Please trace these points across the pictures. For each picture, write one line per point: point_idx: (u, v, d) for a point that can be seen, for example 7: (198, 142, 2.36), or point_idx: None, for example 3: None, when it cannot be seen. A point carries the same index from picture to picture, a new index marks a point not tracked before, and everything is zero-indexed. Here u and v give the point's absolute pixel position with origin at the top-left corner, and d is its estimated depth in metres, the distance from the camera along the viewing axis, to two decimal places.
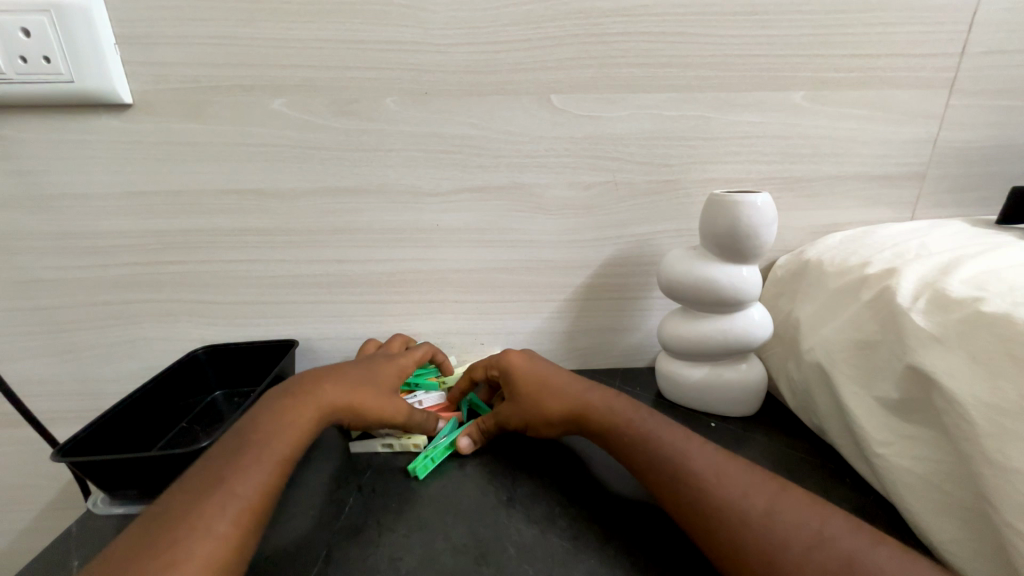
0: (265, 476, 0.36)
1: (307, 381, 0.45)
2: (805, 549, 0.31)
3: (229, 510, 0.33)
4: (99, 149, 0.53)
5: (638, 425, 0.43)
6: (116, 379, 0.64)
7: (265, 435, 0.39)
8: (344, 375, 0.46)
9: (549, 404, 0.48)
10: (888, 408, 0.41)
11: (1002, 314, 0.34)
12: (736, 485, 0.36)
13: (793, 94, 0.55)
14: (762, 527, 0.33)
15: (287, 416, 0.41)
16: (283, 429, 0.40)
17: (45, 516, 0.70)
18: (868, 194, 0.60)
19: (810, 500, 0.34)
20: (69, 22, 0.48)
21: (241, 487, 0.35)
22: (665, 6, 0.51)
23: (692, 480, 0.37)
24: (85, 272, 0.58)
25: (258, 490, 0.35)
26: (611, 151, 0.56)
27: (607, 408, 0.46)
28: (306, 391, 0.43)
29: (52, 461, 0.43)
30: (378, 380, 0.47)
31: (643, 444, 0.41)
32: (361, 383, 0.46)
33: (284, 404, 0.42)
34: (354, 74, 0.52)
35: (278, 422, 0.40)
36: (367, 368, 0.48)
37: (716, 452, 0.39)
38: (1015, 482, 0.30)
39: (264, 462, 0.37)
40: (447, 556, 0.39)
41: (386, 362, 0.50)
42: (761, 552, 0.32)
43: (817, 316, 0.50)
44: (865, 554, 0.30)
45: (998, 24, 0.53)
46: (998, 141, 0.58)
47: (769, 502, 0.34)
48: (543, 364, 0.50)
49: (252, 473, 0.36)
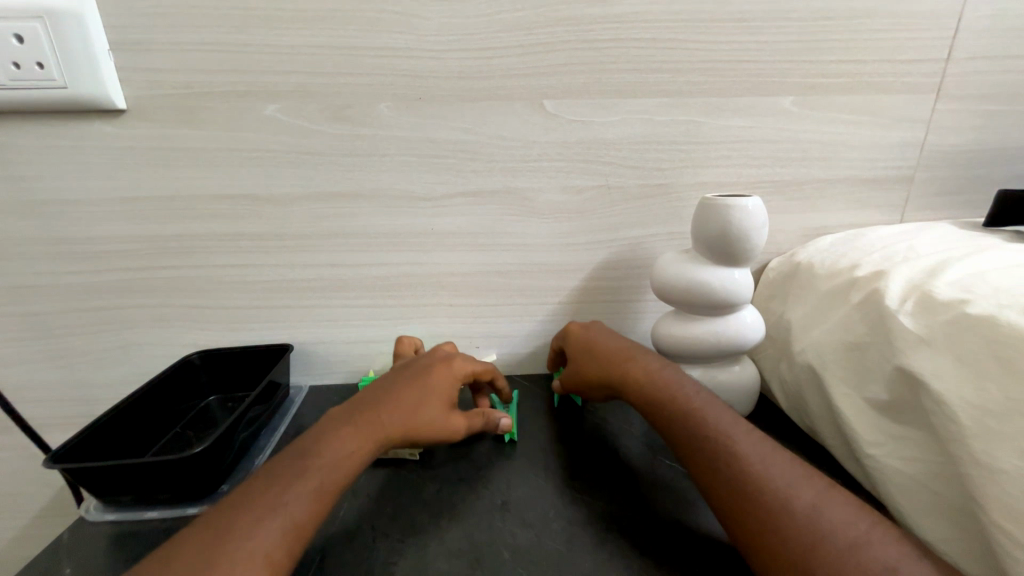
0: (318, 504, 0.36)
1: (367, 401, 0.44)
2: (845, 550, 0.31)
3: (281, 535, 0.33)
4: (92, 155, 0.53)
5: (683, 405, 0.43)
6: (108, 385, 0.64)
7: (326, 456, 0.39)
8: (403, 395, 0.45)
9: (590, 368, 0.52)
10: (878, 409, 0.41)
11: (988, 317, 0.35)
12: (780, 476, 0.36)
13: (783, 99, 0.56)
14: (808, 517, 0.33)
15: (351, 440, 0.40)
16: (350, 452, 0.40)
17: (36, 524, 0.70)
18: (858, 197, 0.60)
19: (852, 505, 0.34)
20: (61, 27, 0.48)
21: (293, 509, 0.35)
22: (655, 13, 0.52)
23: (736, 463, 0.38)
24: (77, 278, 0.58)
25: (309, 517, 0.35)
26: (603, 155, 0.57)
27: (645, 388, 0.46)
28: (370, 416, 0.43)
29: (43, 467, 0.43)
30: (432, 395, 0.46)
31: (683, 424, 0.42)
32: (418, 402, 0.45)
33: (346, 427, 0.41)
34: (348, 80, 0.53)
35: (341, 445, 0.40)
36: (420, 382, 0.47)
37: (763, 442, 0.39)
38: (1001, 482, 0.30)
39: (324, 490, 0.37)
40: (442, 560, 0.39)
41: (440, 373, 0.48)
42: (800, 544, 0.32)
43: (809, 318, 0.51)
44: (909, 563, 0.30)
45: (982, 30, 0.54)
46: (985, 143, 0.59)
47: (816, 496, 0.35)
48: (599, 331, 0.55)
49: (310, 497, 0.36)
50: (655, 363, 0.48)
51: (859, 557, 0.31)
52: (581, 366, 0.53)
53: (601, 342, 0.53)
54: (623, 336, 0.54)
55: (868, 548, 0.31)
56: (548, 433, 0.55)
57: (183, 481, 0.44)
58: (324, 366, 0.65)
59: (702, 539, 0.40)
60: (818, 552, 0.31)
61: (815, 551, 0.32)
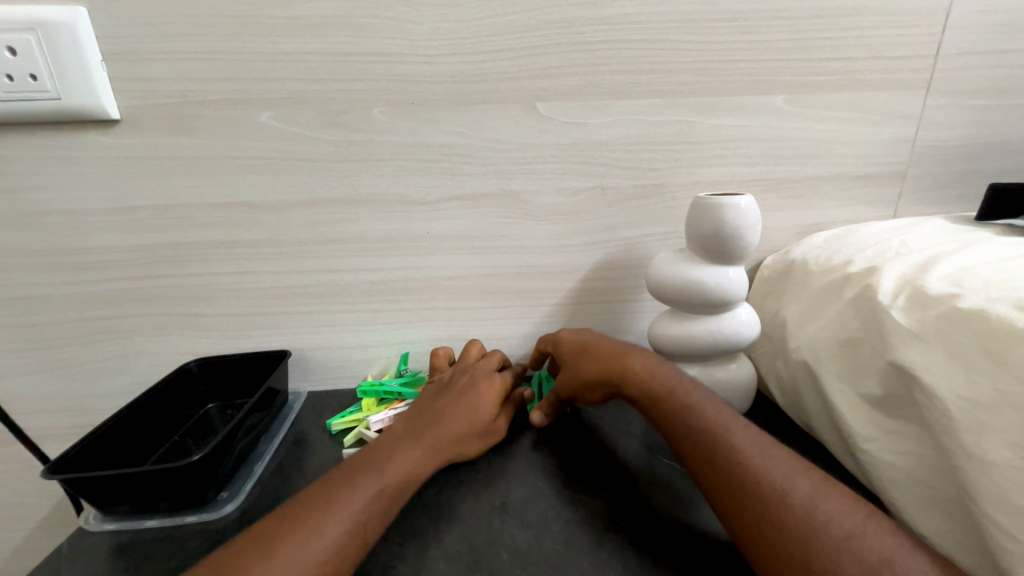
0: (382, 521, 0.37)
1: (423, 421, 0.46)
2: (842, 543, 0.31)
3: (351, 547, 0.34)
4: (87, 165, 0.53)
5: (680, 403, 0.43)
6: (106, 395, 0.64)
7: (390, 472, 0.40)
8: (457, 416, 0.47)
9: (585, 367, 0.51)
10: (872, 403, 0.41)
11: (978, 310, 0.35)
12: (777, 471, 0.36)
13: (775, 97, 0.56)
14: (804, 512, 0.33)
15: (413, 460, 0.42)
16: (414, 471, 0.41)
17: (36, 535, 0.70)
18: (851, 193, 0.61)
19: (846, 498, 0.35)
20: (55, 39, 0.48)
21: (363, 523, 0.36)
22: (646, 14, 0.52)
23: (733, 458, 0.38)
24: (75, 288, 0.58)
25: (375, 532, 0.37)
26: (597, 157, 0.57)
27: (641, 387, 0.46)
28: (431, 438, 0.44)
29: (42, 478, 0.43)
30: (482, 413, 0.49)
31: (681, 420, 0.42)
32: (472, 423, 0.48)
33: (406, 446, 0.43)
34: (341, 86, 0.53)
35: (400, 461, 0.41)
36: (471, 403, 0.49)
37: (757, 436, 0.40)
38: (992, 474, 0.31)
39: (390, 505, 0.38)
40: (441, 562, 0.39)
41: (487, 393, 0.51)
42: (798, 537, 0.32)
43: (804, 314, 0.51)
44: (903, 554, 0.31)
45: (970, 25, 0.55)
46: (977, 138, 0.60)
47: (812, 490, 0.35)
48: (591, 334, 0.55)
49: (379, 512, 0.37)
50: (653, 361, 0.48)
51: (854, 549, 0.31)
52: (577, 366, 0.52)
53: (594, 344, 0.53)
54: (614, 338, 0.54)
55: (864, 540, 0.32)
56: (545, 434, 0.55)
57: (183, 489, 0.44)
58: (324, 371, 0.65)
59: (700, 536, 0.40)
60: (814, 544, 0.32)
61: (812, 542, 0.32)
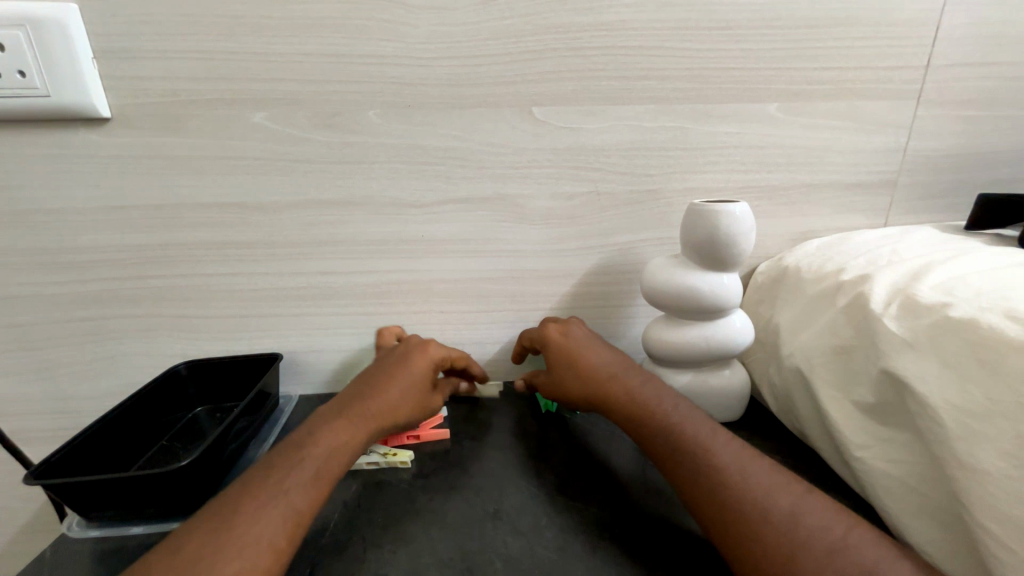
0: (315, 493, 0.38)
1: (353, 398, 0.46)
2: (825, 555, 0.32)
3: (290, 526, 0.35)
4: (77, 164, 0.53)
5: (662, 415, 0.44)
6: (92, 397, 0.62)
7: (316, 450, 0.41)
8: (387, 386, 0.48)
9: (571, 379, 0.51)
10: (865, 411, 0.42)
11: (970, 319, 0.35)
12: (759, 484, 0.36)
13: (769, 105, 0.57)
14: (787, 524, 0.34)
15: (343, 434, 0.43)
16: (344, 444, 0.42)
17: (18, 540, 0.68)
18: (844, 201, 0.61)
19: (830, 508, 0.35)
20: (45, 35, 0.47)
21: (296, 500, 0.37)
22: (642, 21, 0.53)
23: (716, 474, 0.38)
24: (61, 288, 0.57)
25: (309, 505, 0.37)
26: (593, 161, 0.57)
27: (626, 398, 0.46)
28: (359, 410, 0.45)
29: (24, 484, 0.41)
30: (413, 379, 0.49)
31: (666, 435, 0.42)
32: (404, 390, 0.48)
33: (335, 423, 0.43)
34: (335, 87, 0.53)
35: (332, 439, 0.42)
36: (400, 371, 0.49)
37: (740, 449, 0.40)
38: (987, 482, 0.31)
39: (322, 480, 0.39)
40: (433, 570, 0.39)
41: (419, 360, 0.51)
42: (780, 552, 0.32)
43: (798, 321, 0.52)
44: (888, 565, 0.31)
45: (959, 38, 0.56)
46: (965, 148, 0.61)
47: (794, 502, 0.35)
48: (577, 334, 0.54)
49: (313, 489, 0.38)
50: (639, 379, 0.48)
51: (836, 563, 0.31)
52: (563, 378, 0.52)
53: (583, 351, 0.52)
54: (608, 346, 0.54)
55: (849, 552, 0.32)
56: (538, 441, 0.55)
57: (171, 494, 0.44)
58: (315, 375, 0.65)
59: (688, 544, 0.40)
60: (795, 558, 0.32)
61: (792, 557, 0.32)
